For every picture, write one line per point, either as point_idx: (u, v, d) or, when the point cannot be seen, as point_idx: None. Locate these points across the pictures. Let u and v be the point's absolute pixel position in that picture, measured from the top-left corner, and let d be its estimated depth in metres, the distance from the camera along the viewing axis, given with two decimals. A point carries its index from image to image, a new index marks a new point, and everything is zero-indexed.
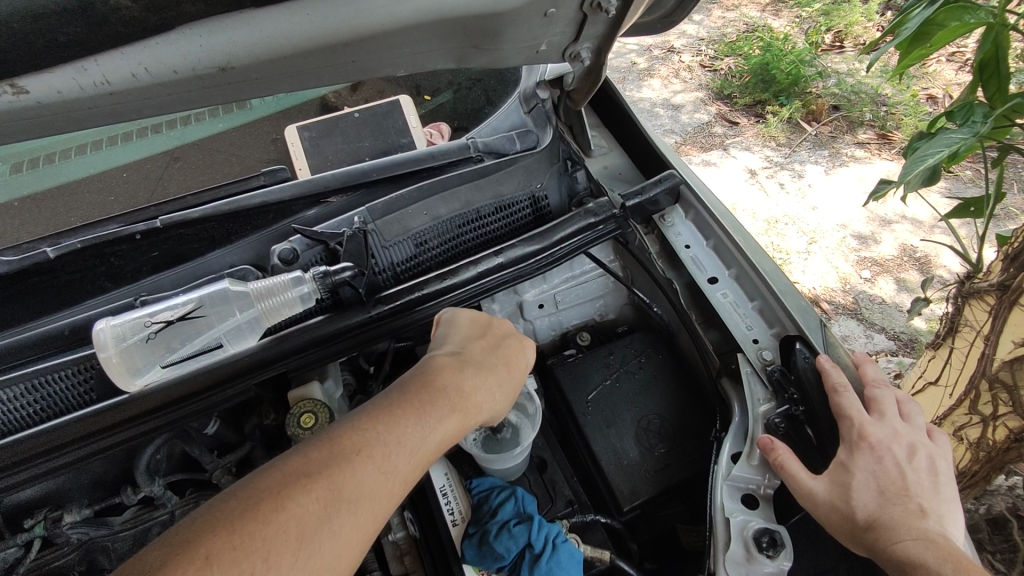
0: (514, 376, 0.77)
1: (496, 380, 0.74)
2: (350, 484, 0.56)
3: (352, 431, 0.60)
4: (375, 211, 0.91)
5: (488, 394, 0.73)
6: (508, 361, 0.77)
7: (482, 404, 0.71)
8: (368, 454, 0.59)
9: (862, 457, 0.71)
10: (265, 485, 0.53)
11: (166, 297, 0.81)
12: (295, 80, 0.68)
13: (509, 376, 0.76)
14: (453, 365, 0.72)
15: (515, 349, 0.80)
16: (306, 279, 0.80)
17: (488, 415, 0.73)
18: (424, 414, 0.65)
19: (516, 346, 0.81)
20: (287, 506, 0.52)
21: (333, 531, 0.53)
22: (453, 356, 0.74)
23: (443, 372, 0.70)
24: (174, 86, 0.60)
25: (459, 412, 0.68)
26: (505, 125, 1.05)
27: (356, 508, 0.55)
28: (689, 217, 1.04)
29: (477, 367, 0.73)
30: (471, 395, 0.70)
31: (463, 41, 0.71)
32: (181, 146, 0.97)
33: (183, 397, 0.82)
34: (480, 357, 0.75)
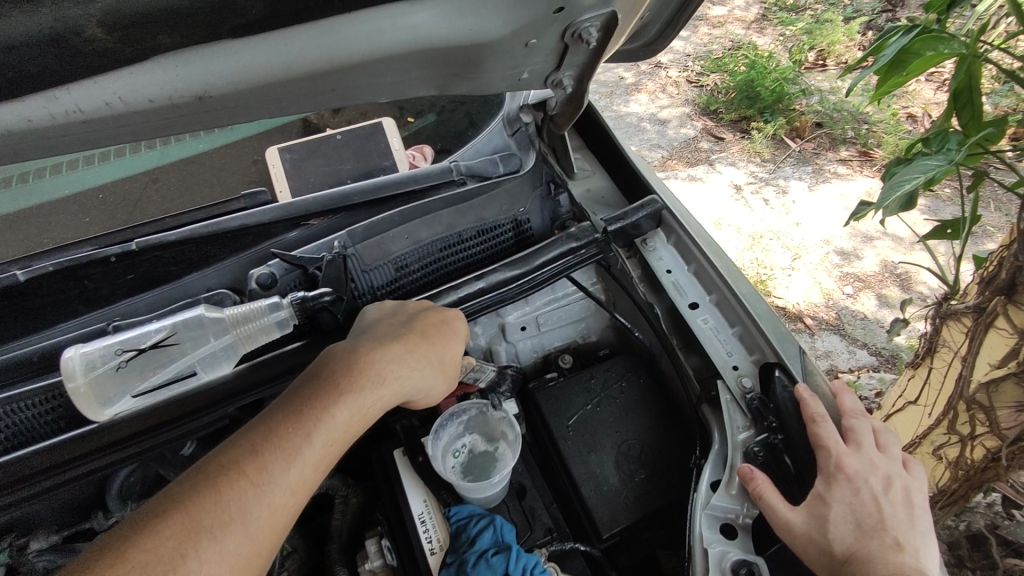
0: (428, 349, 0.78)
1: (406, 355, 0.75)
2: (211, 510, 0.53)
3: (231, 448, 0.59)
4: (356, 235, 0.91)
5: (396, 369, 0.73)
6: (417, 335, 0.78)
7: (392, 377, 0.72)
8: (251, 465, 0.57)
9: (838, 489, 0.71)
10: (133, 524, 0.52)
11: (140, 324, 0.80)
12: (274, 107, 0.67)
13: (418, 347, 0.77)
14: (351, 353, 0.72)
15: (433, 326, 0.82)
16: (283, 304, 0.80)
17: (402, 389, 0.74)
18: (319, 409, 0.64)
19: (432, 324, 0.82)
20: (131, 554, 0.49)
21: (211, 556, 0.52)
22: (356, 341, 0.75)
23: (326, 375, 0.68)
24: (150, 114, 0.59)
25: (360, 392, 0.68)
26: (488, 149, 1.04)
27: (218, 534, 0.53)
28: (671, 241, 1.05)
29: (379, 346, 0.74)
30: (372, 370, 0.71)
31: (444, 70, 0.71)
32: (160, 166, 0.95)
33: (157, 425, 0.81)
34: (386, 335, 0.76)
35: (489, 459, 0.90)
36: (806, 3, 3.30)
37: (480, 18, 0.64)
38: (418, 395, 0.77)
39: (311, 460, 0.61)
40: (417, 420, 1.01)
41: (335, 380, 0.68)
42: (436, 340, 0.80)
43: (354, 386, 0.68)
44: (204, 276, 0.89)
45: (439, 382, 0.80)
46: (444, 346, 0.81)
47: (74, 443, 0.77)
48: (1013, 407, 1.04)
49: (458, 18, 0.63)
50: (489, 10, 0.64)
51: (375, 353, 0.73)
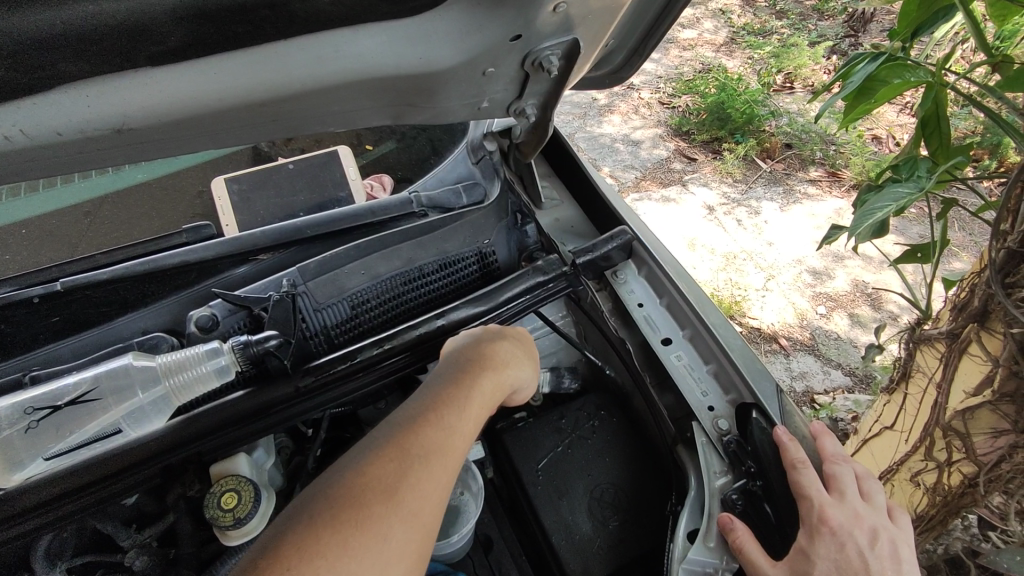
0: (526, 347, 0.83)
1: (514, 349, 0.80)
2: (414, 470, 0.58)
3: (400, 427, 0.62)
4: (307, 271, 0.85)
5: (511, 363, 0.78)
6: (516, 335, 0.83)
7: (508, 368, 0.77)
8: (416, 443, 0.60)
9: (822, 544, 0.66)
10: (340, 485, 0.55)
11: (59, 374, 0.72)
12: (209, 138, 0.61)
13: (519, 345, 0.82)
14: (470, 348, 0.76)
15: (521, 331, 0.85)
16: (224, 349, 0.73)
17: (518, 379, 0.79)
18: (459, 398, 0.68)
19: (518, 328, 0.86)
20: (358, 502, 0.53)
21: (410, 512, 0.55)
22: (475, 336, 0.80)
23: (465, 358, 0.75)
24: (61, 149, 0.53)
25: (483, 382, 0.72)
26: (451, 177, 1.00)
27: (416, 492, 0.57)
28: (642, 273, 1.01)
29: (496, 341, 0.79)
30: (490, 364, 0.75)
31: (396, 99, 0.66)
32: (95, 198, 0.89)
33: (81, 487, 0.72)
34: (491, 333, 0.81)
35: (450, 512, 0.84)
36: (772, 27, 3.36)
37: (431, 45, 0.60)
38: (524, 387, 0.81)
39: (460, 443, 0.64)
40: None
41: (471, 369, 0.73)
42: (526, 338, 0.85)
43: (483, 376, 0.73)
44: (139, 317, 0.82)
45: (534, 374, 0.83)
46: (531, 341, 0.85)
47: None
48: (989, 433, 1.00)
49: (407, 45, 0.59)
50: (441, 37, 0.60)
51: (490, 347, 0.77)
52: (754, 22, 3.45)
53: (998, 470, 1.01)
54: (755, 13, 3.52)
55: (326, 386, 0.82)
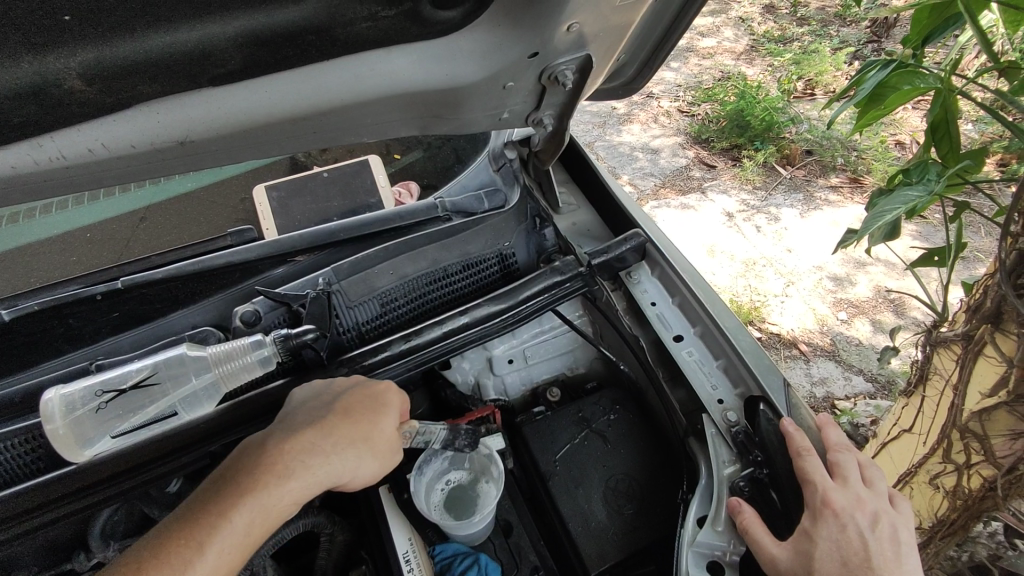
0: (365, 433, 0.76)
1: (338, 442, 0.74)
2: None
3: (122, 567, 0.60)
4: (341, 271, 0.92)
5: (327, 461, 0.72)
6: (350, 420, 0.76)
7: (324, 471, 0.71)
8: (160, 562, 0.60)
9: (825, 525, 0.70)
10: None
11: (121, 363, 0.80)
12: (258, 149, 0.68)
13: (353, 432, 0.75)
14: (260, 447, 0.71)
15: (358, 414, 0.77)
16: (267, 342, 0.80)
17: (340, 474, 0.73)
18: (215, 513, 0.64)
19: (365, 405, 0.78)
20: None
21: None
22: (274, 431, 0.74)
23: (243, 460, 0.70)
24: (135, 159, 0.60)
25: (265, 492, 0.67)
26: (474, 184, 1.06)
27: None
28: (656, 274, 1.06)
29: (291, 435, 0.72)
30: (277, 465, 0.69)
31: (424, 112, 0.73)
32: (149, 206, 0.97)
33: (138, 465, 0.80)
34: (305, 418, 0.75)
35: (470, 498, 0.89)
36: (793, 35, 3.38)
37: (456, 63, 0.66)
38: (352, 480, 0.75)
39: (205, 569, 0.61)
40: None
41: (241, 480, 0.67)
42: (367, 422, 0.77)
43: (271, 484, 0.68)
44: (188, 313, 0.89)
45: (370, 462, 0.76)
46: (369, 426, 0.77)
47: (54, 483, 0.76)
48: (1008, 435, 1.02)
49: (435, 64, 0.65)
50: (465, 56, 0.66)
51: (288, 440, 0.71)
52: (775, 30, 3.47)
53: (1015, 472, 1.03)
54: (775, 21, 3.54)
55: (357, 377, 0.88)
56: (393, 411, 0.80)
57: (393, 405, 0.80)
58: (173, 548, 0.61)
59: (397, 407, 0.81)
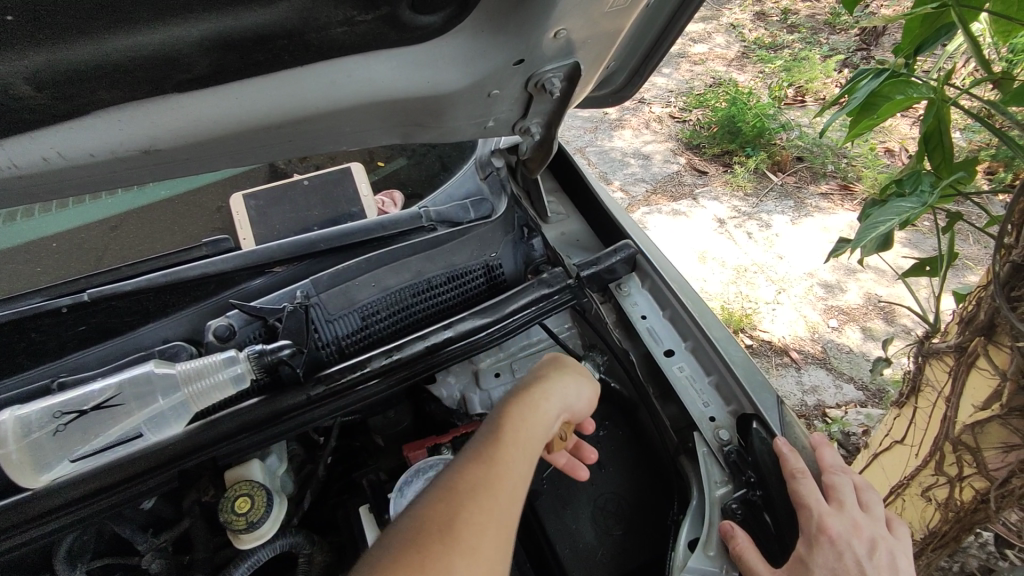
0: (553, 366, 0.75)
1: (530, 380, 0.73)
2: None
3: (420, 514, 0.52)
4: (319, 283, 0.89)
5: (535, 391, 0.69)
6: (527, 371, 0.75)
7: (539, 397, 0.69)
8: (445, 484, 0.55)
9: (821, 552, 0.68)
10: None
11: (86, 381, 0.76)
12: (230, 158, 0.65)
13: (516, 382, 0.73)
14: (519, 418, 0.65)
15: (536, 366, 0.76)
16: (240, 358, 0.76)
17: (563, 396, 0.71)
18: (503, 478, 0.57)
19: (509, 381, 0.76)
20: None
21: None
22: (523, 390, 0.69)
23: (518, 415, 0.65)
24: (96, 168, 0.57)
25: (515, 456, 0.61)
26: (460, 194, 1.04)
27: None
28: (646, 286, 1.03)
29: (533, 394, 0.68)
30: (526, 424, 0.64)
31: (405, 120, 0.70)
32: (120, 214, 0.93)
33: (97, 491, 0.76)
34: (537, 378, 0.72)
35: None
36: (784, 42, 3.38)
37: (437, 70, 0.63)
38: (574, 402, 0.73)
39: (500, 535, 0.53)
40: (385, 474, 0.99)
41: (500, 441, 0.61)
42: (544, 366, 0.76)
43: (523, 412, 0.66)
44: (160, 326, 0.85)
45: (585, 390, 0.74)
46: (547, 364, 0.76)
47: (13, 508, 0.72)
48: (1000, 448, 1.00)
49: (415, 71, 0.62)
50: (447, 63, 0.63)
51: (529, 403, 0.67)
52: (766, 37, 3.47)
53: (1009, 486, 1.01)
54: (767, 28, 3.54)
55: (335, 394, 0.84)
56: (525, 361, 0.78)
57: (523, 361, 0.78)
58: (434, 526, 0.51)
59: (534, 356, 0.79)
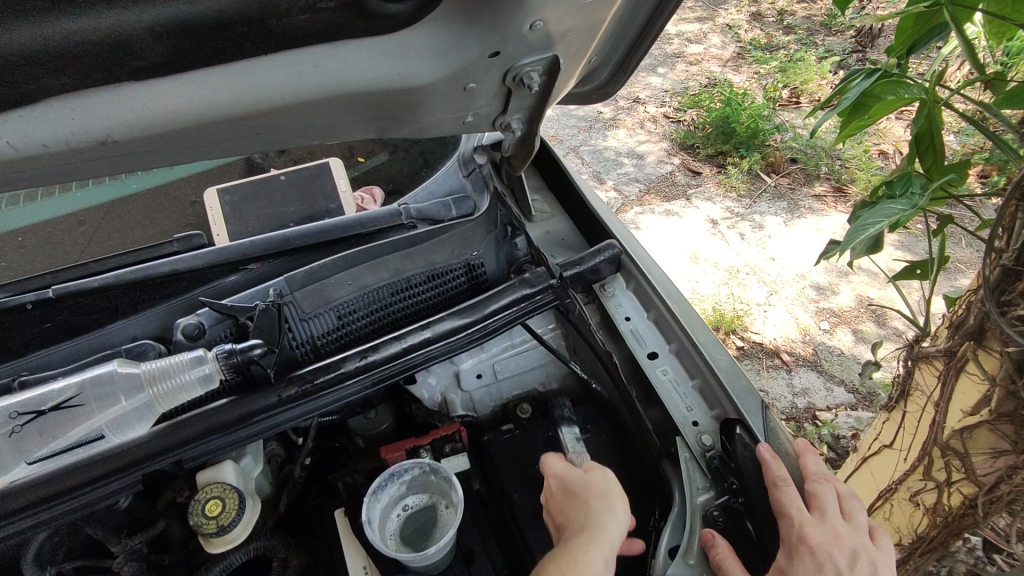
0: (585, 494, 0.76)
1: (575, 529, 0.73)
2: None
3: None
4: (294, 281, 0.86)
5: (578, 540, 0.71)
6: (566, 512, 0.76)
7: (577, 547, 0.69)
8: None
9: (802, 563, 0.66)
10: None
11: (47, 379, 0.74)
12: (196, 152, 0.63)
13: (563, 535, 0.75)
14: (561, 569, 0.66)
15: (574, 489, 0.77)
16: (208, 358, 0.74)
17: (606, 531, 0.71)
18: None
19: (558, 500, 0.78)
20: None
21: None
22: (570, 549, 0.70)
23: (557, 566, 0.67)
24: (50, 160, 0.55)
25: None
26: (442, 190, 1.02)
27: None
28: (631, 287, 1.01)
29: (585, 543, 0.70)
30: (575, 564, 0.67)
31: (380, 113, 0.68)
32: (90, 207, 0.90)
33: (55, 495, 0.73)
34: (587, 512, 0.74)
35: (429, 525, 0.84)
36: (779, 43, 3.37)
37: (410, 61, 0.61)
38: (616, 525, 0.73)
39: None
40: (362, 477, 0.97)
41: None
42: (572, 486, 0.78)
43: (566, 559, 0.68)
44: (128, 325, 0.83)
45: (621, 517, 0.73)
46: (577, 483, 0.78)
47: None
48: (988, 453, 0.99)
49: (386, 62, 0.60)
50: (420, 54, 0.61)
51: (572, 553, 0.69)
52: (761, 38, 3.46)
53: (997, 491, 1.00)
54: (762, 29, 3.53)
55: (309, 396, 0.82)
56: (563, 472, 0.80)
57: (564, 475, 0.79)
58: None
59: (568, 465, 0.81)
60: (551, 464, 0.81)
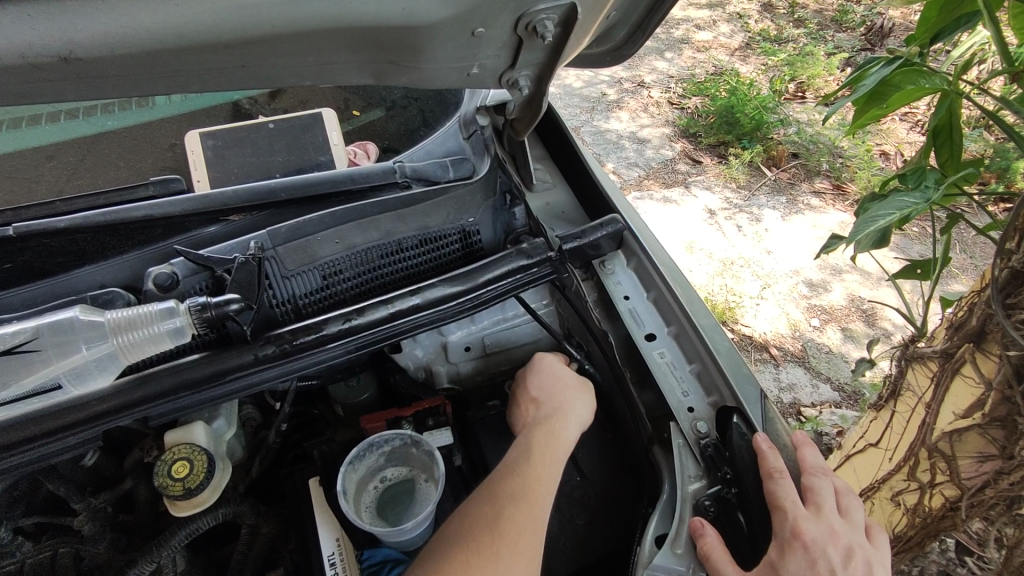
0: (565, 384, 0.86)
1: (545, 383, 0.87)
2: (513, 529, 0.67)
3: (488, 497, 0.70)
4: (277, 235, 0.81)
5: (562, 394, 0.85)
6: (546, 391, 0.85)
7: (565, 396, 0.85)
8: (492, 507, 0.68)
9: (794, 559, 0.63)
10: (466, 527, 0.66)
11: (2, 322, 0.69)
12: (171, 81, 0.58)
13: (536, 389, 0.86)
14: (553, 404, 0.83)
15: (547, 368, 0.89)
16: (180, 310, 0.69)
17: (574, 380, 0.87)
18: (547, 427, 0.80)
19: (537, 380, 0.87)
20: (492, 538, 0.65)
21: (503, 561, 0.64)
22: (543, 382, 0.87)
23: (545, 400, 0.84)
24: (3, 73, 0.50)
25: (547, 397, 0.85)
26: (440, 151, 0.96)
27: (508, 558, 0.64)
28: (631, 265, 0.97)
29: (558, 378, 0.87)
30: (562, 398, 0.84)
31: (378, 54, 0.62)
32: (59, 143, 0.84)
33: (8, 446, 0.69)
34: (547, 364, 0.89)
35: (407, 499, 0.80)
36: (789, 35, 3.30)
37: None
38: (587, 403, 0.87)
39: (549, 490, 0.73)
40: (339, 445, 0.93)
41: (538, 419, 0.81)
42: (554, 374, 0.88)
43: (551, 398, 0.84)
44: (96, 271, 0.77)
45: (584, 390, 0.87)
46: (560, 376, 0.88)
47: None
48: (975, 457, 0.95)
49: None
50: None
51: (558, 392, 0.85)
52: (772, 29, 3.38)
53: (981, 497, 0.96)
54: (773, 20, 3.45)
55: (286, 357, 0.78)
56: (550, 364, 0.89)
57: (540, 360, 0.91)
58: (508, 502, 0.69)
59: (558, 361, 0.91)
60: (541, 356, 0.91)
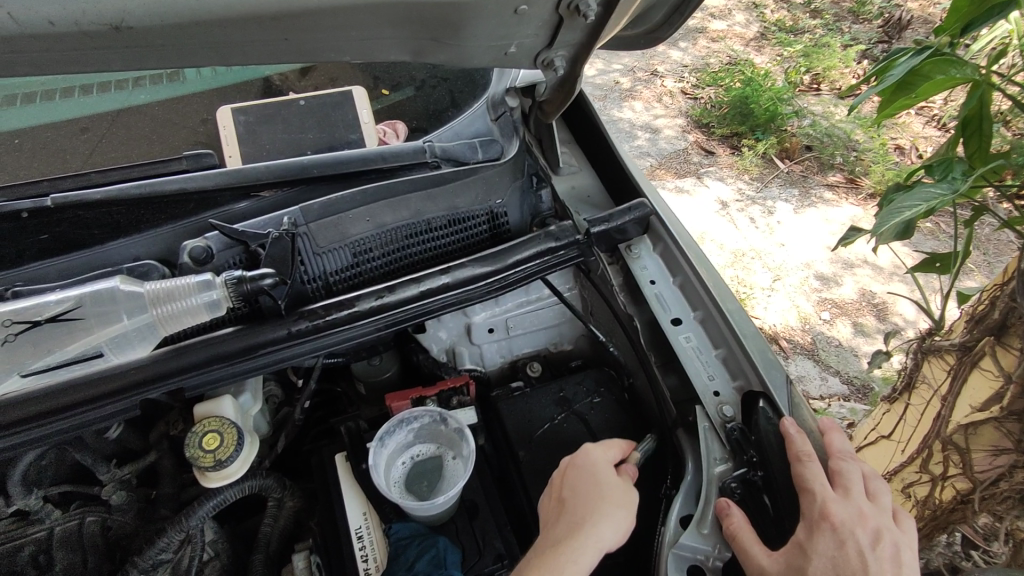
0: (598, 495, 0.71)
1: (580, 494, 0.72)
2: None
3: None
4: (310, 212, 0.81)
5: (594, 511, 0.70)
6: (575, 496, 0.72)
7: (601, 516, 0.69)
8: None
9: (822, 540, 0.64)
10: None
11: (41, 292, 0.71)
12: (217, 54, 0.58)
13: (569, 502, 0.72)
14: (578, 522, 0.69)
15: (591, 475, 0.74)
16: (216, 284, 0.70)
17: (615, 500, 0.71)
18: (562, 552, 0.66)
19: (573, 476, 0.74)
20: None
21: None
22: (578, 487, 0.73)
23: (573, 508, 0.71)
24: (57, 39, 0.51)
25: (573, 510, 0.71)
26: (468, 132, 0.96)
27: None
28: (657, 250, 0.97)
29: (597, 488, 0.72)
30: (597, 519, 0.69)
31: (420, 30, 0.63)
32: (91, 116, 0.85)
33: (48, 413, 0.71)
34: (589, 469, 0.74)
35: (435, 475, 0.81)
36: (806, 26, 3.27)
37: None
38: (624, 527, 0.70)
39: None
40: (365, 423, 0.94)
41: (554, 536, 0.69)
42: (595, 477, 0.73)
43: (581, 518, 0.69)
44: (131, 243, 0.78)
45: (625, 514, 0.71)
46: (599, 478, 0.73)
47: None
48: (990, 451, 0.95)
49: None
50: None
51: (591, 507, 0.70)
52: (787, 20, 3.35)
53: (994, 489, 0.95)
54: (789, 11, 3.41)
55: (318, 333, 0.78)
56: (593, 461, 0.75)
57: (594, 458, 0.75)
58: None
59: (606, 461, 0.76)
60: (589, 448, 0.77)
